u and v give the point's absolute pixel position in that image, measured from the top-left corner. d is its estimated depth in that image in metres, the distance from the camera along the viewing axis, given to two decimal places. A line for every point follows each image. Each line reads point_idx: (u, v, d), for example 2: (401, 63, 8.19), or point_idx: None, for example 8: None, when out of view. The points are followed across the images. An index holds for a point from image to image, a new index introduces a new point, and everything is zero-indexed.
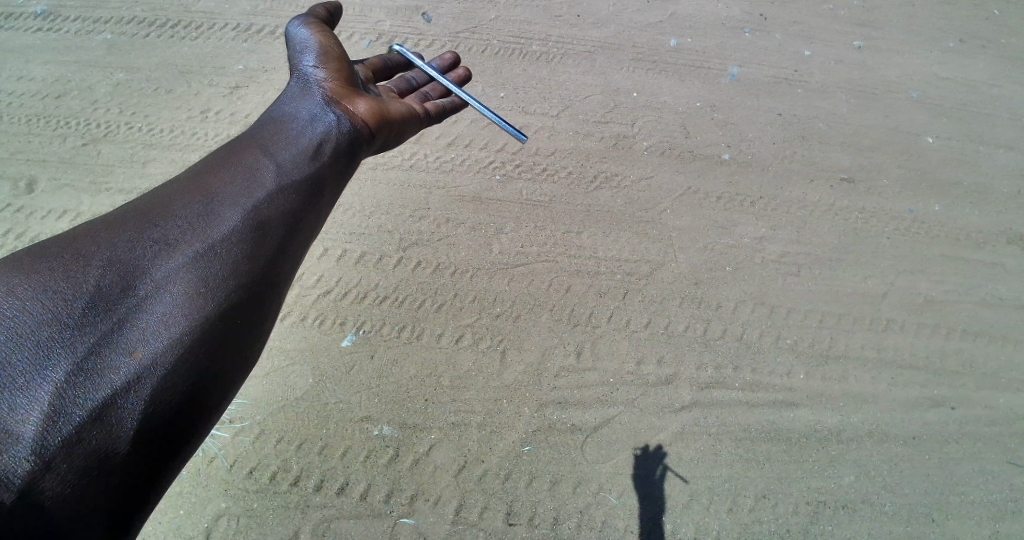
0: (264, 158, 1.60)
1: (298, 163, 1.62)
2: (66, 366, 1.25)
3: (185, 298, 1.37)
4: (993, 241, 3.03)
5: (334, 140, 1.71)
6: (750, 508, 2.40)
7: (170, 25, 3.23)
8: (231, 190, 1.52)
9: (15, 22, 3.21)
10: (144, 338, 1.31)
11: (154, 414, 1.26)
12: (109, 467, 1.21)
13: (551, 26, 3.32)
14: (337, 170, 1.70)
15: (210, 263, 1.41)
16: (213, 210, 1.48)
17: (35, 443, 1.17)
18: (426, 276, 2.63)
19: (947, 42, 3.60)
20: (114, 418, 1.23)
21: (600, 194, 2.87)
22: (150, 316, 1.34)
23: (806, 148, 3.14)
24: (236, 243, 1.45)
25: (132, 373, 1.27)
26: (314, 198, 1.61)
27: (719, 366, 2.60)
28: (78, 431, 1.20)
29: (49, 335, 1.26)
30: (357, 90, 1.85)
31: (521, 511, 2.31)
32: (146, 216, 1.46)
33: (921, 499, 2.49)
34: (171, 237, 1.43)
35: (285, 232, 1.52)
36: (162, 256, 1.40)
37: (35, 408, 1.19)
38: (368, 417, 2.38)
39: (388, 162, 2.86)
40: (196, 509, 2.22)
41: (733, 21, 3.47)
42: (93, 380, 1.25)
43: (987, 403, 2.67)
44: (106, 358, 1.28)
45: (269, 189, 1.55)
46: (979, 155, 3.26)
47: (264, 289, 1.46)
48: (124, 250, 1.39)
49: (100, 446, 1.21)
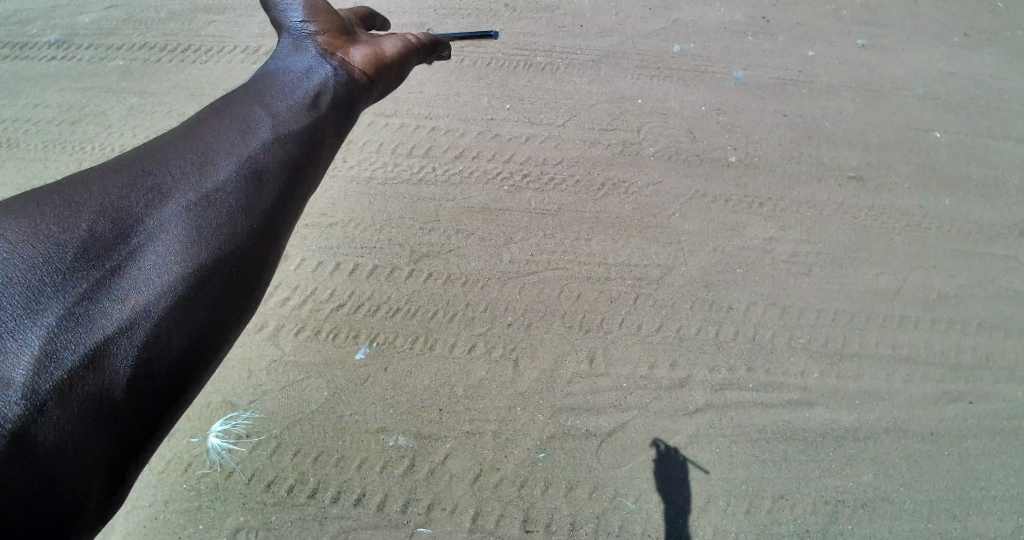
0: (258, 107, 1.22)
1: (296, 110, 1.25)
2: (56, 309, 0.91)
3: (183, 244, 1.02)
4: (1006, 234, 3.00)
5: (332, 92, 1.33)
6: (768, 509, 2.38)
7: (180, 50, 3.31)
8: (225, 134, 1.16)
9: (31, 52, 3.31)
10: (141, 285, 0.98)
11: (155, 372, 0.94)
12: (96, 438, 0.89)
13: (556, 38, 3.36)
14: (338, 123, 1.32)
15: (208, 209, 1.06)
16: (205, 151, 1.12)
17: (26, 388, 0.85)
18: (438, 287, 2.65)
19: (953, 38, 3.61)
20: (109, 367, 0.91)
21: (608, 201, 2.89)
22: (145, 260, 1.00)
23: (814, 148, 3.14)
24: (243, 184, 1.11)
25: (125, 322, 0.94)
26: (315, 145, 1.25)
27: (732, 368, 2.59)
28: (71, 378, 0.89)
29: (30, 273, 0.92)
30: (352, 36, 1.46)
31: (538, 517, 2.31)
32: (136, 158, 1.10)
33: (942, 496, 2.46)
34: (164, 174, 1.08)
35: (284, 181, 1.16)
36: (155, 197, 1.05)
37: (25, 352, 0.87)
38: (384, 428, 2.40)
39: (397, 177, 2.90)
40: (215, 523, 2.23)
41: (737, 25, 3.50)
42: (82, 330, 0.92)
43: (1006, 397, 2.64)
44: (96, 304, 0.94)
45: (269, 132, 1.19)
46: (989, 149, 3.25)
47: (265, 244, 1.11)
48: (112, 194, 1.03)
49: (91, 406, 0.89)
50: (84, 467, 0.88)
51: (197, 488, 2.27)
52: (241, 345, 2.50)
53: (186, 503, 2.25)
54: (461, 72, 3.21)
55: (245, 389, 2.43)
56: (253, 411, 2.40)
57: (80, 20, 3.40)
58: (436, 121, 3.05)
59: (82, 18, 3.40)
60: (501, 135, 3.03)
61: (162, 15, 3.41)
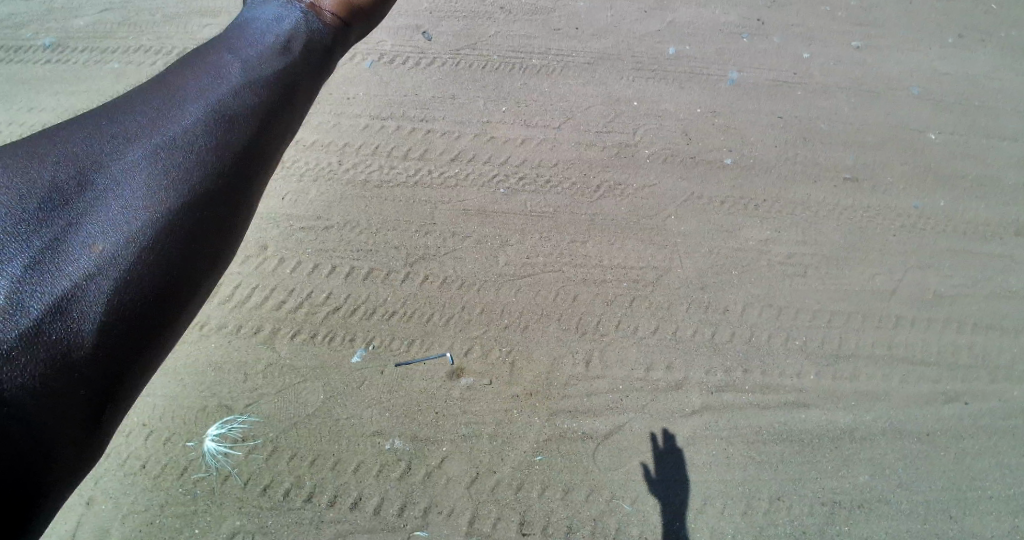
0: (228, 46, 1.02)
1: (270, 52, 1.01)
2: (21, 260, 0.82)
3: (150, 189, 0.89)
4: (1001, 233, 3.01)
5: (305, 37, 1.05)
6: (765, 511, 2.38)
7: (175, 53, 3.31)
8: (196, 72, 0.99)
9: (25, 55, 3.31)
10: (107, 231, 0.86)
11: (121, 328, 0.83)
12: (61, 402, 0.79)
13: (550, 40, 3.37)
14: (313, 77, 1.05)
15: (174, 155, 0.91)
16: (176, 88, 0.97)
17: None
18: (434, 290, 2.64)
19: (947, 38, 3.62)
20: (74, 320, 0.82)
21: (604, 203, 2.89)
22: (110, 205, 0.88)
23: (809, 148, 3.14)
24: (215, 125, 0.93)
25: (90, 273, 0.84)
26: (295, 85, 1.01)
27: (728, 370, 2.59)
28: (36, 332, 0.80)
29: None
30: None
31: (535, 520, 2.31)
32: (109, 103, 0.98)
33: (938, 496, 2.46)
34: (133, 115, 0.95)
35: (261, 119, 0.96)
36: (122, 139, 0.92)
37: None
38: (380, 431, 2.39)
39: (393, 180, 2.89)
40: (212, 526, 2.23)
41: (731, 27, 3.50)
42: (45, 283, 0.82)
43: (1003, 396, 2.64)
44: (60, 252, 0.84)
45: (241, 71, 0.99)
46: (984, 147, 3.26)
47: (242, 190, 0.94)
48: (78, 140, 0.92)
49: (52, 363, 0.79)
50: (53, 432, 0.80)
51: (193, 492, 2.26)
52: (237, 348, 2.50)
53: (182, 507, 2.24)
54: (456, 75, 3.21)
55: (241, 392, 2.43)
56: (249, 415, 2.39)
57: (75, 23, 3.40)
58: (431, 124, 3.05)
59: (76, 22, 3.41)
60: (496, 138, 3.03)
61: (157, 18, 3.41)
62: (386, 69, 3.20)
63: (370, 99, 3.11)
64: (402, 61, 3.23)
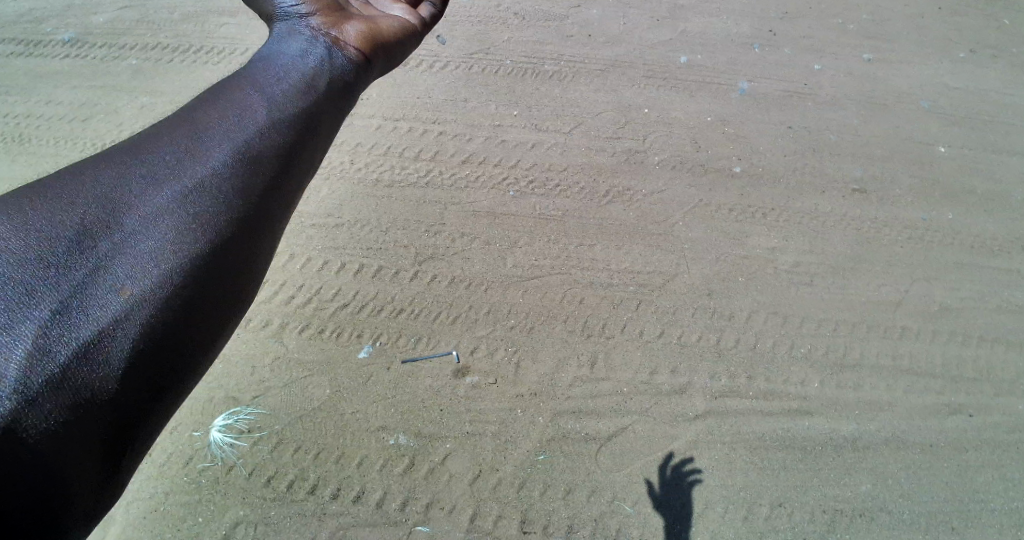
0: (253, 89, 1.19)
1: (292, 93, 1.20)
2: (53, 300, 0.88)
3: (182, 230, 0.98)
4: (1008, 247, 3.02)
5: (331, 73, 1.29)
6: (766, 517, 2.38)
7: (192, 51, 3.36)
8: (225, 114, 1.13)
9: (43, 49, 3.36)
10: (138, 271, 0.93)
11: (151, 362, 0.89)
12: (86, 436, 0.83)
13: (563, 46, 3.40)
14: (335, 109, 1.27)
15: (206, 194, 1.03)
16: (205, 129, 1.10)
17: (14, 388, 0.81)
18: (442, 289, 2.67)
19: (957, 53, 3.65)
20: (104, 361, 0.87)
21: (612, 208, 2.91)
22: (142, 245, 0.96)
23: (817, 159, 3.16)
24: (245, 164, 1.07)
25: (122, 314, 0.90)
26: (319, 121, 1.21)
27: (732, 376, 2.60)
28: (63, 377, 0.84)
29: (17, 265, 0.88)
30: (344, 13, 1.44)
31: (536, 519, 2.31)
32: (134, 141, 1.08)
33: (941, 507, 2.46)
34: (163, 157, 1.05)
35: (285, 156, 1.12)
36: (155, 180, 1.02)
37: (14, 348, 0.83)
38: (385, 427, 2.41)
39: (403, 180, 2.93)
40: (214, 516, 2.24)
41: (743, 38, 3.54)
42: (78, 323, 0.87)
43: (1007, 410, 2.64)
44: (92, 293, 0.90)
45: (271, 111, 1.16)
46: (992, 162, 3.27)
47: (265, 224, 1.06)
48: (108, 181, 1.00)
49: (84, 399, 0.84)
50: (74, 463, 0.83)
51: (197, 481, 2.28)
52: (245, 341, 2.52)
53: (186, 496, 2.26)
54: (469, 78, 3.25)
55: (248, 385, 2.45)
56: (256, 407, 2.41)
57: (94, 20, 3.46)
58: (443, 126, 3.08)
59: (96, 18, 3.46)
60: (507, 141, 3.06)
61: (176, 16, 3.47)
62: (400, 72, 3.24)
63: (383, 100, 3.15)
64: (415, 64, 3.27)
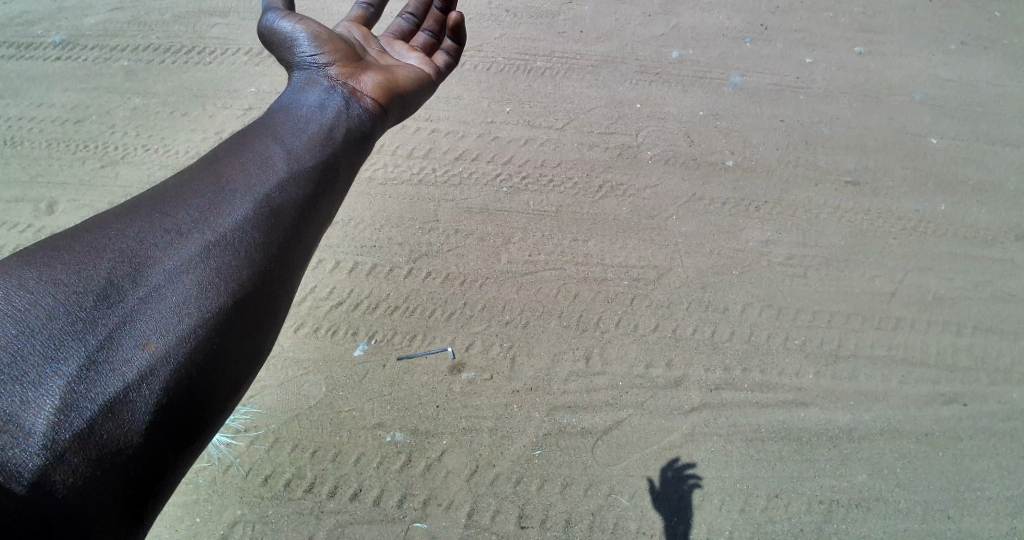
0: (274, 145, 1.40)
1: (310, 147, 1.43)
2: (82, 355, 1.03)
3: (200, 290, 1.16)
4: (1002, 238, 3.03)
5: (344, 126, 1.52)
6: (763, 508, 2.39)
7: (184, 52, 3.35)
8: (241, 175, 1.33)
9: (35, 52, 3.35)
10: (158, 328, 1.10)
11: (170, 408, 1.06)
12: (112, 479, 0.98)
13: (555, 42, 3.40)
14: (351, 156, 1.51)
15: (223, 254, 1.21)
16: (221, 194, 1.29)
17: (45, 437, 0.95)
18: (436, 286, 2.67)
19: (949, 44, 3.66)
20: (128, 410, 1.02)
21: (606, 203, 2.91)
22: (162, 305, 1.12)
23: (810, 151, 3.17)
24: (256, 225, 1.27)
25: (145, 367, 1.06)
26: (327, 179, 1.42)
27: (728, 368, 2.61)
28: (89, 425, 0.99)
29: (49, 324, 1.03)
30: (362, 64, 1.68)
31: (533, 513, 2.31)
32: (156, 204, 1.26)
33: (937, 496, 2.47)
34: (183, 222, 1.23)
35: (297, 216, 1.33)
36: (174, 243, 1.20)
37: (45, 401, 0.98)
38: (381, 424, 2.41)
39: (397, 178, 2.93)
40: (211, 517, 2.24)
41: (734, 31, 3.55)
42: (105, 375, 1.03)
43: (1001, 399, 2.65)
44: (117, 347, 1.06)
45: (285, 171, 1.36)
46: (985, 153, 3.28)
47: (273, 284, 1.25)
48: (133, 243, 1.18)
49: (109, 445, 0.99)
50: (100, 503, 0.97)
51: (195, 482, 2.28)
52: None
53: (184, 497, 2.26)
54: (461, 75, 3.24)
55: None
56: (252, 406, 2.41)
57: (85, 22, 3.45)
58: (436, 123, 3.08)
59: (87, 20, 3.45)
60: (501, 138, 3.06)
61: (166, 17, 3.46)
62: None
63: None
64: None
